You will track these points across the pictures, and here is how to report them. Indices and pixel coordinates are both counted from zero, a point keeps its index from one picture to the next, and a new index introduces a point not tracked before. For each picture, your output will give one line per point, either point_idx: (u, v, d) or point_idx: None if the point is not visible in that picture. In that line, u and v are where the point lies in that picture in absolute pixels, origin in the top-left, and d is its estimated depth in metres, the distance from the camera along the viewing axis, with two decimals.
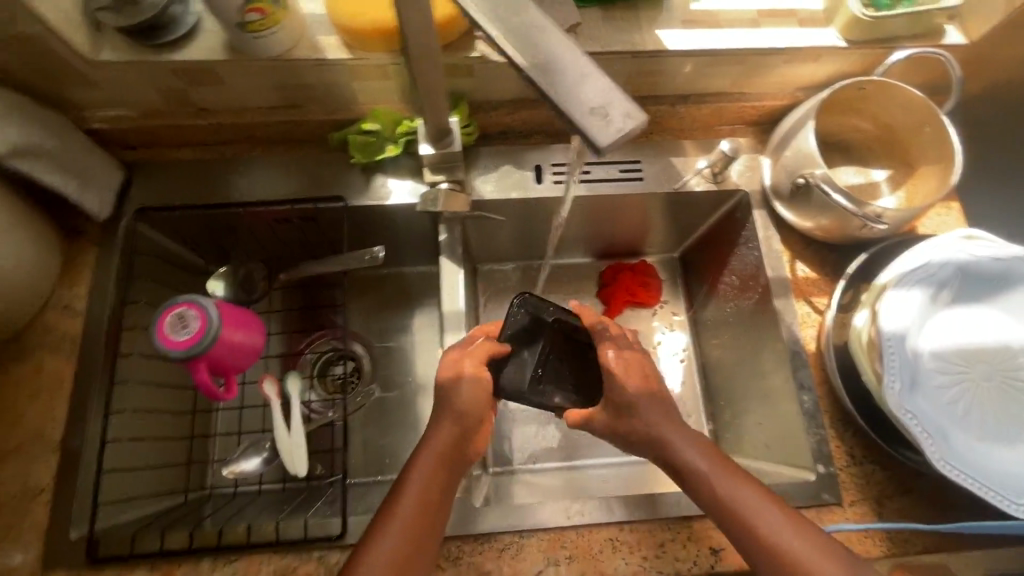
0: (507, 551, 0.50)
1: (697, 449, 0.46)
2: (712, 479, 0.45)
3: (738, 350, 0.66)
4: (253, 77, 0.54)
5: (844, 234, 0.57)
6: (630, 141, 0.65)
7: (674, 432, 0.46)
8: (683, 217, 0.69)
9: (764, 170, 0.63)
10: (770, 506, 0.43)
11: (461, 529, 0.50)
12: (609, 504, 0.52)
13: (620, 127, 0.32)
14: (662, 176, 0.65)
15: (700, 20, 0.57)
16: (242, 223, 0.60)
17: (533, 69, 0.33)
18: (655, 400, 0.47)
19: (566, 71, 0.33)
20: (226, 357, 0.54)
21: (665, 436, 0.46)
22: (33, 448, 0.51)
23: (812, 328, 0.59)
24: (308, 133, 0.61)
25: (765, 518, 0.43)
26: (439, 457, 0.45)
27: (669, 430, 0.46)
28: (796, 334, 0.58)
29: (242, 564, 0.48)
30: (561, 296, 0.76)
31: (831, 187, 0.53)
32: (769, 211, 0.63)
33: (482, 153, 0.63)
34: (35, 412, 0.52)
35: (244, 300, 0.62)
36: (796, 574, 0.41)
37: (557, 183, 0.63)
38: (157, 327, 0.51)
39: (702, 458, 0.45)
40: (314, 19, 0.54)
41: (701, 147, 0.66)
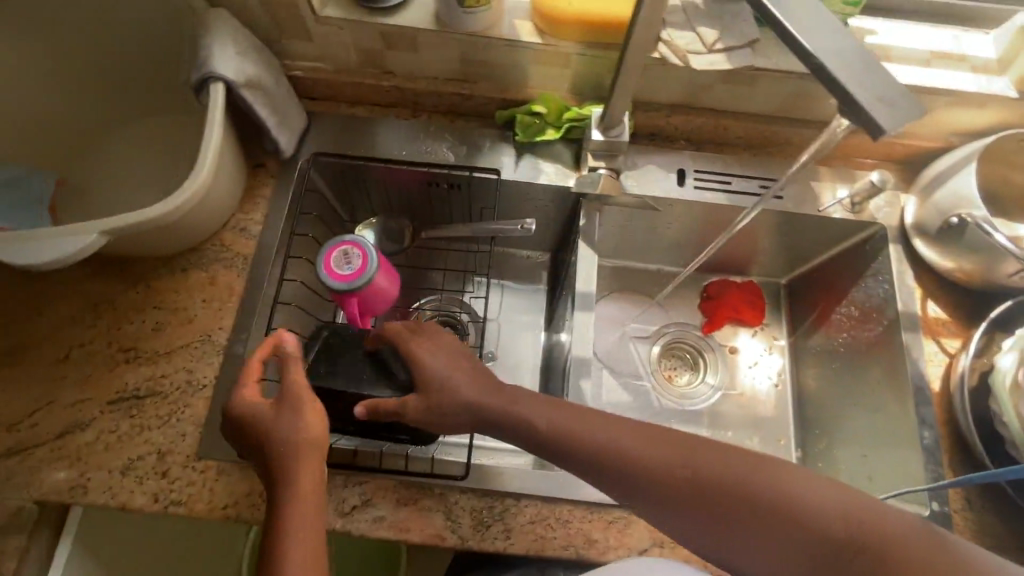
0: (615, 524, 0.52)
1: (610, 430, 0.44)
2: (662, 457, 0.42)
3: (847, 379, 0.66)
4: (447, 48, 0.59)
5: (986, 280, 0.58)
6: (773, 160, 0.67)
7: (581, 420, 0.44)
8: (806, 243, 0.70)
9: (907, 208, 0.64)
10: (719, 478, 0.40)
11: (576, 495, 0.52)
12: None
13: (901, 116, 0.33)
14: (799, 197, 0.66)
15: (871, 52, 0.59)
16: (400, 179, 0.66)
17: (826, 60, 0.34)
18: (455, 365, 0.48)
19: (853, 62, 0.34)
20: (374, 301, 0.58)
21: (569, 426, 0.44)
22: (201, 347, 0.56)
23: (938, 366, 0.59)
24: (472, 108, 0.66)
25: (720, 491, 0.40)
26: (311, 487, 0.42)
27: (571, 418, 0.45)
28: (921, 369, 0.59)
29: (371, 486, 0.52)
30: (665, 301, 0.78)
31: (991, 227, 0.54)
32: (905, 247, 0.64)
33: (631, 149, 0.66)
34: (206, 316, 0.57)
35: (391, 250, 0.68)
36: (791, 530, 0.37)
37: (697, 189, 0.65)
38: (327, 258, 0.56)
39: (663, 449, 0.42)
40: (514, 5, 0.59)
41: (840, 177, 0.67)
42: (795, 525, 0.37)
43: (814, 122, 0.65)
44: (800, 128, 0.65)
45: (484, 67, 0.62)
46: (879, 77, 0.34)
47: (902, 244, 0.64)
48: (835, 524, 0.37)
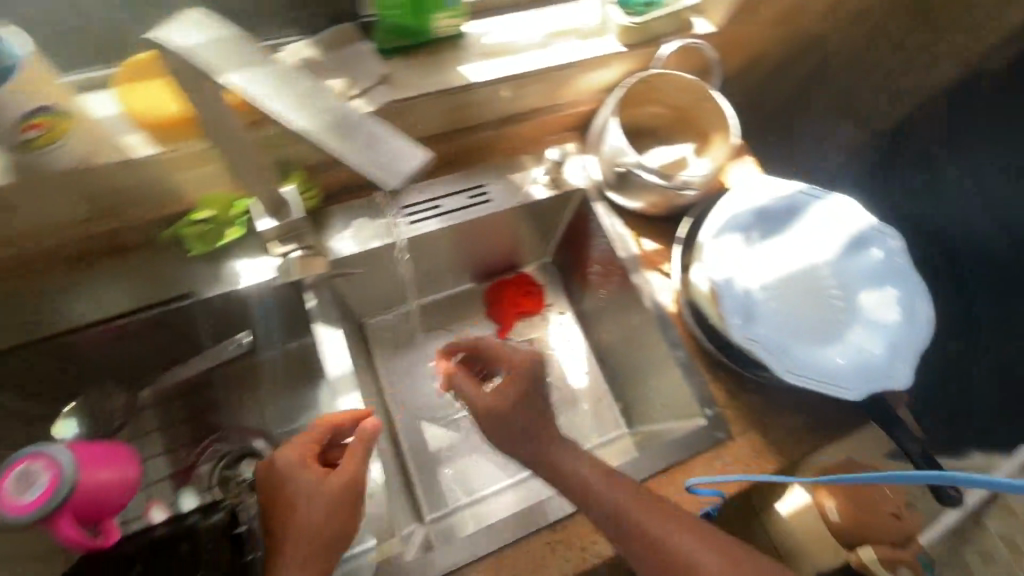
0: None
1: (621, 487, 0.47)
2: (599, 502, 0.46)
3: (620, 328, 0.71)
4: (56, 195, 0.50)
5: (670, 205, 0.65)
6: (467, 171, 0.69)
7: (640, 510, 0.45)
8: (542, 224, 0.74)
9: (590, 166, 0.71)
10: (672, 525, 0.45)
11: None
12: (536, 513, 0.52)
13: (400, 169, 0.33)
14: (507, 192, 0.69)
15: (495, 52, 0.63)
16: (66, 350, 0.54)
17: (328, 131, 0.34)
18: (546, 438, 0.50)
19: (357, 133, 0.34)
20: (97, 499, 0.42)
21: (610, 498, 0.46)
22: None
23: (672, 293, 0.65)
24: (136, 235, 0.59)
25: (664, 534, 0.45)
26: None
27: (617, 491, 0.46)
28: (661, 300, 0.64)
29: None
30: (452, 327, 0.77)
31: (645, 171, 0.62)
32: (607, 201, 0.69)
33: (334, 212, 0.64)
34: None
35: (104, 433, 0.56)
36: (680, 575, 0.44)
37: (412, 224, 0.65)
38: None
39: (624, 496, 0.46)
40: (111, 121, 0.52)
41: (536, 158, 0.72)
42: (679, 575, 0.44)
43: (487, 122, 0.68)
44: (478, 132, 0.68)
45: (122, 193, 0.54)
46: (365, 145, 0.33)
47: (604, 198, 0.70)
48: None
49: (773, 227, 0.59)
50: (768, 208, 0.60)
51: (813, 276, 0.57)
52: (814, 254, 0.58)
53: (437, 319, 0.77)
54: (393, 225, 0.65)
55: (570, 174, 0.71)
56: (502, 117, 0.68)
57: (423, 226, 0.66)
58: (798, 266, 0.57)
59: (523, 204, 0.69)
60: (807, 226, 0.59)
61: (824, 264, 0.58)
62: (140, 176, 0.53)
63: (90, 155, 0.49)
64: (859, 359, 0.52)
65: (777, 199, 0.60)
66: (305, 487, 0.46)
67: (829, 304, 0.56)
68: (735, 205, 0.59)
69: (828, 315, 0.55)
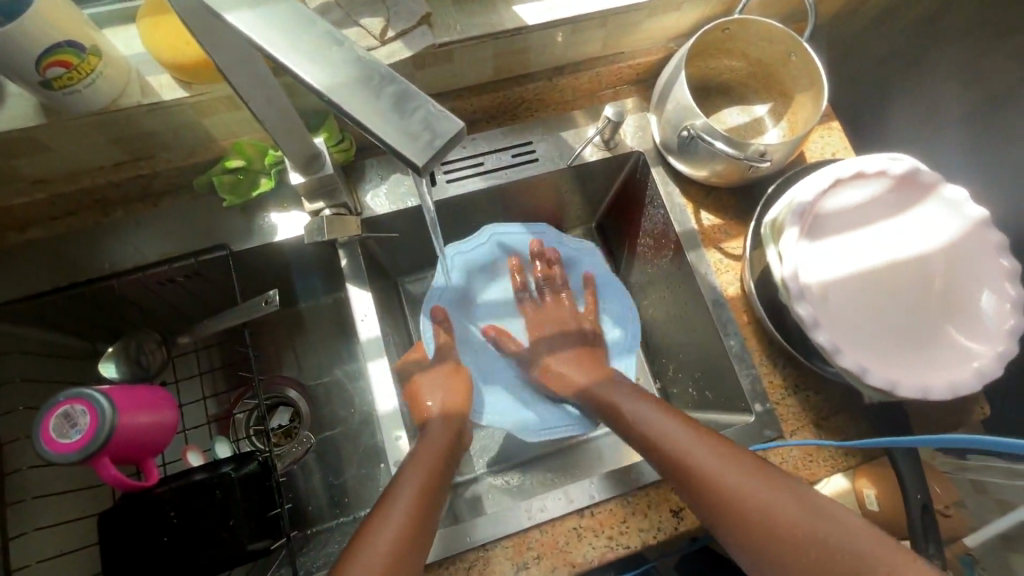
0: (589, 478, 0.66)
1: (734, 461, 0.56)
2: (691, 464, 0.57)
3: (888, 365, 0.61)
4: (475, 53, 0.68)
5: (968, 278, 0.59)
6: (790, 145, 0.68)
7: (714, 451, 0.57)
8: (857, 223, 0.65)
9: (944, 203, 0.65)
10: (751, 476, 0.54)
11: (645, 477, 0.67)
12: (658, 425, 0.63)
13: (432, 140, 0.28)
14: (856, 174, 0.65)
15: None
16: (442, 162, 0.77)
17: (339, 99, 0.29)
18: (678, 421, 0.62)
19: (349, 101, 0.29)
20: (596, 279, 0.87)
21: (679, 439, 0.60)
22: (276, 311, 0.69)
23: (935, 367, 0.61)
24: (500, 106, 0.79)
25: (748, 483, 0.54)
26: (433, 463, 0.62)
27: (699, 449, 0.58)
28: (916, 361, 0.61)
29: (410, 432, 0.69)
30: (694, 291, 0.77)
31: (873, 251, 0.65)
32: (914, 244, 0.65)
33: (668, 140, 0.74)
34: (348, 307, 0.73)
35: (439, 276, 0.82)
36: (764, 521, 0.51)
37: (733, 150, 0.67)
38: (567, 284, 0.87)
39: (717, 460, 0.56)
40: (529, 8, 0.67)
41: (888, 165, 0.65)
42: (759, 517, 0.51)
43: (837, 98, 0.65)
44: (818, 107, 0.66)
45: (504, 61, 0.72)
46: (395, 110, 0.29)
47: (912, 238, 0.65)
48: (777, 513, 0.51)
49: (959, 312, 0.63)
50: (866, 193, 0.66)
51: (962, 359, 0.61)
52: (956, 329, 0.62)
53: (685, 276, 0.78)
54: (687, 139, 0.70)
55: (914, 206, 0.66)
56: (786, 98, 0.78)
57: (707, 155, 0.70)
58: (863, 269, 0.64)
59: (860, 186, 0.66)
60: (911, 235, 0.65)
61: (959, 342, 0.62)
62: (524, 45, 0.70)
63: (510, 25, 0.66)
64: (951, 388, 0.59)
65: (894, 180, 0.65)
66: (722, 471, 0.55)
67: (896, 311, 0.63)
68: (928, 272, 0.64)
69: (944, 357, 0.61)
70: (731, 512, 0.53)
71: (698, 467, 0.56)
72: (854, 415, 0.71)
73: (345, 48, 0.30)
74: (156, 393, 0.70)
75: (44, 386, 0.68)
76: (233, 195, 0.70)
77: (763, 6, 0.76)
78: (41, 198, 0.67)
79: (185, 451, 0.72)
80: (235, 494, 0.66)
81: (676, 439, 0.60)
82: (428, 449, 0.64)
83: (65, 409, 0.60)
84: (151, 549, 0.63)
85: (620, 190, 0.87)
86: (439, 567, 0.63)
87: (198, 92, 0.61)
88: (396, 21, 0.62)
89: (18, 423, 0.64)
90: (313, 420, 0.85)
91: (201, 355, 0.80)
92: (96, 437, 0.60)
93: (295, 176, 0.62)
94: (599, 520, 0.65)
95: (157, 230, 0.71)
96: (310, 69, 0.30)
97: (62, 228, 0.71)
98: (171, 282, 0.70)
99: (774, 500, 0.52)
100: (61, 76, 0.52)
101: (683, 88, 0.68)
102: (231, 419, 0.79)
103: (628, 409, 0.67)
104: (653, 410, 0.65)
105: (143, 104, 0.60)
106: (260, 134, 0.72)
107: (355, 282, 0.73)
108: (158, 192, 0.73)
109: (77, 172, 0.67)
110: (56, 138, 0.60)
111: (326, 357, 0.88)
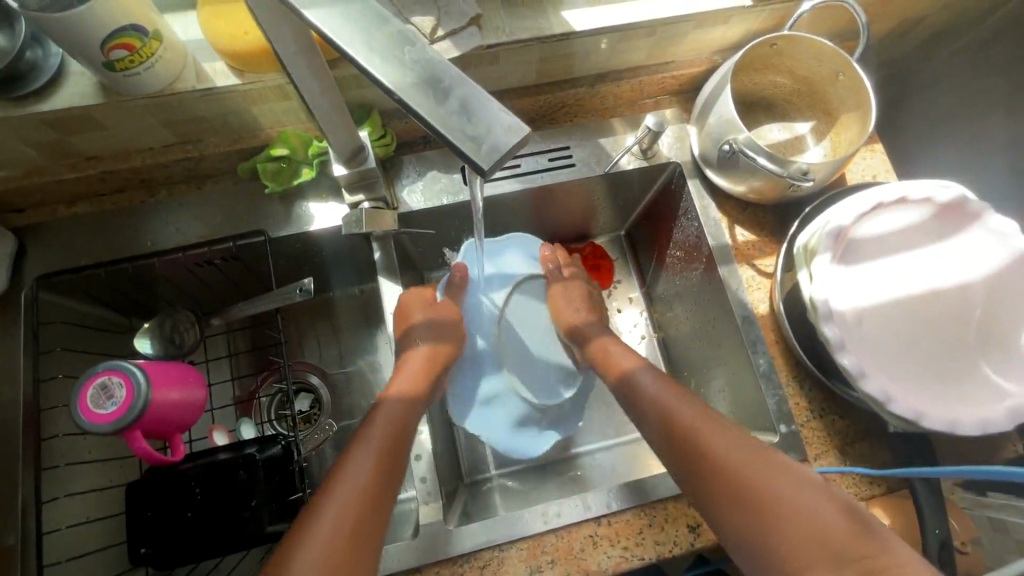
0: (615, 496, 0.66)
1: (739, 451, 0.55)
2: (701, 442, 0.57)
3: (921, 395, 0.60)
4: (522, 56, 0.68)
5: (863, 291, 0.63)
6: (835, 166, 0.67)
7: (719, 438, 0.56)
8: (897, 252, 0.64)
9: (990, 236, 0.64)
10: (763, 467, 0.53)
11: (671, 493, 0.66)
12: (682, 398, 0.62)
13: (502, 143, 0.29)
14: (898, 202, 0.64)
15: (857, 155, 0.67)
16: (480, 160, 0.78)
17: (410, 103, 0.30)
18: (688, 401, 0.62)
19: (420, 102, 0.30)
20: (587, 267, 0.94)
21: (698, 429, 0.58)
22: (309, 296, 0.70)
23: (971, 403, 0.59)
24: (539, 109, 0.79)
25: (768, 476, 0.53)
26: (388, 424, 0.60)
27: (712, 434, 0.57)
28: (953, 396, 0.60)
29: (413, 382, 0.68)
30: (723, 306, 0.76)
31: (912, 280, 0.64)
32: (956, 276, 0.64)
33: (709, 153, 0.73)
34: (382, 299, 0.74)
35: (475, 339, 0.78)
36: (764, 499, 0.51)
37: (776, 168, 0.66)
38: None
39: (734, 450, 0.55)
40: (576, 12, 0.67)
41: (933, 193, 0.64)
42: (761, 497, 0.51)
43: (837, 169, 0.67)
44: (834, 171, 0.68)
45: (549, 65, 0.72)
46: (464, 111, 0.29)
47: (954, 269, 0.64)
48: (779, 496, 0.51)
49: (994, 348, 0.62)
50: (907, 221, 0.64)
51: (996, 395, 0.60)
52: (991, 363, 0.61)
53: (716, 292, 0.77)
54: (729, 153, 0.69)
55: (955, 237, 0.65)
56: (830, 116, 0.77)
57: (748, 170, 0.69)
58: (902, 300, 0.63)
59: (898, 214, 0.64)
60: (953, 267, 0.64)
61: (991, 377, 0.61)
62: (571, 50, 0.70)
63: (558, 29, 0.66)
64: (982, 424, 0.58)
65: (936, 210, 0.64)
66: (735, 459, 0.54)
67: (933, 343, 0.62)
68: (963, 304, 0.63)
69: (976, 391, 0.60)
70: (708, 465, 0.55)
71: (704, 441, 0.56)
72: (878, 443, 0.69)
73: (416, 49, 0.31)
74: (187, 370, 0.71)
75: (82, 357, 0.70)
76: (275, 182, 0.71)
77: (814, 23, 0.75)
78: (92, 174, 0.69)
79: (213, 430, 0.73)
80: (258, 476, 0.67)
81: (700, 437, 0.57)
82: (377, 426, 0.60)
83: (103, 380, 0.61)
84: (176, 523, 0.65)
85: (652, 201, 0.88)
86: (452, 563, 0.63)
87: (250, 80, 0.63)
88: (446, 21, 0.63)
89: (55, 391, 0.67)
90: (334, 408, 0.86)
91: (230, 337, 0.82)
92: (131, 410, 0.61)
93: (337, 166, 0.63)
94: (613, 530, 0.65)
95: (197, 213, 0.73)
96: (380, 67, 0.30)
97: (108, 204, 0.74)
98: (209, 264, 0.72)
99: (774, 480, 0.52)
100: (124, 59, 0.54)
101: (729, 100, 0.68)
102: (254, 401, 0.81)
103: (627, 379, 0.67)
104: (670, 390, 0.64)
105: (197, 89, 0.61)
106: (305, 124, 0.73)
107: (387, 276, 0.74)
108: (202, 176, 0.75)
109: (128, 151, 0.69)
110: (111, 118, 0.62)
111: (350, 347, 0.89)
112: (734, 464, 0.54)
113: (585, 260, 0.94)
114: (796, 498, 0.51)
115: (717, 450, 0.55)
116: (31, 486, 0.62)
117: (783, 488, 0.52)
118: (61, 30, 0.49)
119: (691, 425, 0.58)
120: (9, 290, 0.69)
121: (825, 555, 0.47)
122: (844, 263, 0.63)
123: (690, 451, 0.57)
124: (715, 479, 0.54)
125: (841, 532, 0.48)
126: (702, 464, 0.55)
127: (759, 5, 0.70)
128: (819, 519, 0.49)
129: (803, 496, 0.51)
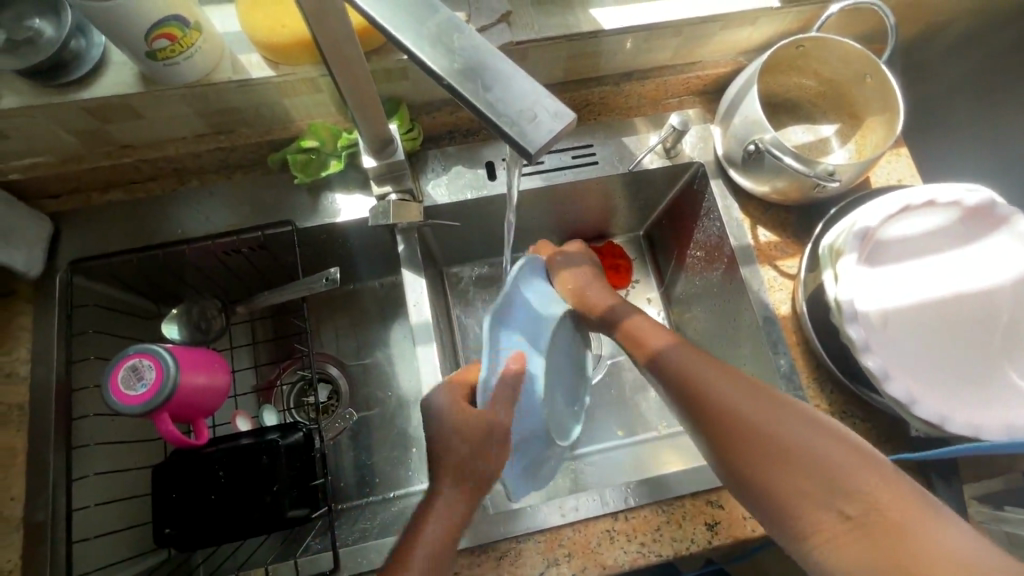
0: (633, 492, 0.66)
1: (737, 394, 0.56)
2: (701, 392, 0.57)
3: (947, 398, 0.59)
4: (550, 53, 0.69)
5: (887, 293, 0.62)
6: (861, 168, 0.67)
7: (715, 377, 0.58)
8: (922, 256, 0.64)
9: (1017, 242, 0.63)
10: (766, 408, 0.55)
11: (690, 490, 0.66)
12: (678, 344, 0.64)
13: (548, 129, 0.30)
14: (925, 205, 0.63)
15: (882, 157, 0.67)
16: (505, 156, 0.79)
17: (459, 88, 0.30)
18: (683, 347, 0.63)
19: (470, 88, 0.30)
20: (604, 267, 0.94)
21: (697, 375, 0.59)
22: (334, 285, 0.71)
23: (997, 407, 0.59)
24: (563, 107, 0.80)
25: (769, 416, 0.54)
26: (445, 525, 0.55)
27: (709, 374, 0.58)
28: (979, 400, 0.59)
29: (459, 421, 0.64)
30: (743, 306, 0.76)
31: (938, 283, 0.63)
32: (983, 280, 0.63)
33: (733, 152, 0.74)
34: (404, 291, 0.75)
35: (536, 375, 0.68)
36: (765, 437, 0.53)
37: (800, 168, 0.66)
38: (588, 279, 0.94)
39: (733, 395, 0.56)
40: (604, 10, 0.68)
41: (961, 196, 0.63)
42: (764, 441, 0.53)
43: (862, 171, 0.67)
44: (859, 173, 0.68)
45: (574, 64, 0.73)
46: (512, 97, 0.30)
47: (981, 273, 0.64)
48: (779, 433, 0.53)
49: (1020, 353, 0.61)
50: (932, 223, 0.64)
51: (1022, 401, 0.59)
52: (1016, 368, 0.61)
53: (736, 293, 0.77)
54: (754, 152, 0.69)
55: (982, 241, 0.64)
56: (855, 119, 0.77)
57: (772, 171, 0.69)
58: (926, 303, 0.63)
59: (922, 217, 0.64)
60: (979, 271, 0.64)
61: (1017, 383, 0.60)
62: (597, 49, 0.71)
63: (586, 27, 0.67)
64: (1007, 428, 0.58)
65: (962, 213, 0.64)
66: (733, 402, 0.56)
67: (959, 347, 0.62)
68: (988, 308, 0.63)
69: (1002, 395, 0.60)
70: (707, 409, 0.56)
71: (699, 382, 0.58)
72: (898, 447, 0.69)
73: (464, 36, 0.32)
74: (213, 356, 0.73)
75: (112, 341, 0.72)
76: (303, 174, 0.73)
77: (841, 25, 0.75)
78: (127, 162, 0.71)
79: (235, 416, 0.75)
80: (280, 461, 0.68)
81: (700, 380, 0.58)
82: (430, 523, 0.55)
83: (135, 362, 0.63)
84: (199, 505, 0.66)
85: (673, 201, 0.88)
86: (468, 553, 0.64)
87: (284, 73, 0.64)
88: (477, 17, 0.64)
89: (85, 372, 0.68)
90: (352, 399, 0.87)
91: (254, 326, 0.84)
92: (161, 392, 0.62)
93: (367, 159, 0.65)
94: (630, 526, 0.65)
95: (226, 202, 0.75)
96: (428, 54, 0.31)
97: (140, 192, 0.75)
98: (237, 252, 0.73)
99: (773, 418, 0.54)
100: (165, 48, 0.55)
101: (754, 100, 0.68)
102: (274, 389, 0.83)
103: (627, 322, 0.70)
104: (677, 346, 0.63)
105: (233, 80, 0.63)
106: (333, 117, 0.74)
107: (410, 268, 0.75)
108: (232, 166, 0.76)
109: (162, 140, 0.70)
110: (148, 106, 0.63)
111: (369, 339, 0.90)
112: (741, 415, 0.55)
113: (603, 259, 0.94)
114: (799, 442, 0.52)
115: (718, 394, 0.57)
116: (60, 465, 0.64)
117: (787, 428, 0.53)
118: (108, 19, 0.50)
119: (691, 370, 0.60)
120: (44, 274, 0.70)
121: (826, 497, 0.49)
122: (867, 265, 0.63)
123: (687, 394, 0.58)
124: (707, 422, 0.56)
125: (831, 460, 0.50)
126: (699, 407, 0.57)
127: (787, 6, 0.70)
128: (822, 457, 0.51)
129: (804, 435, 0.52)
